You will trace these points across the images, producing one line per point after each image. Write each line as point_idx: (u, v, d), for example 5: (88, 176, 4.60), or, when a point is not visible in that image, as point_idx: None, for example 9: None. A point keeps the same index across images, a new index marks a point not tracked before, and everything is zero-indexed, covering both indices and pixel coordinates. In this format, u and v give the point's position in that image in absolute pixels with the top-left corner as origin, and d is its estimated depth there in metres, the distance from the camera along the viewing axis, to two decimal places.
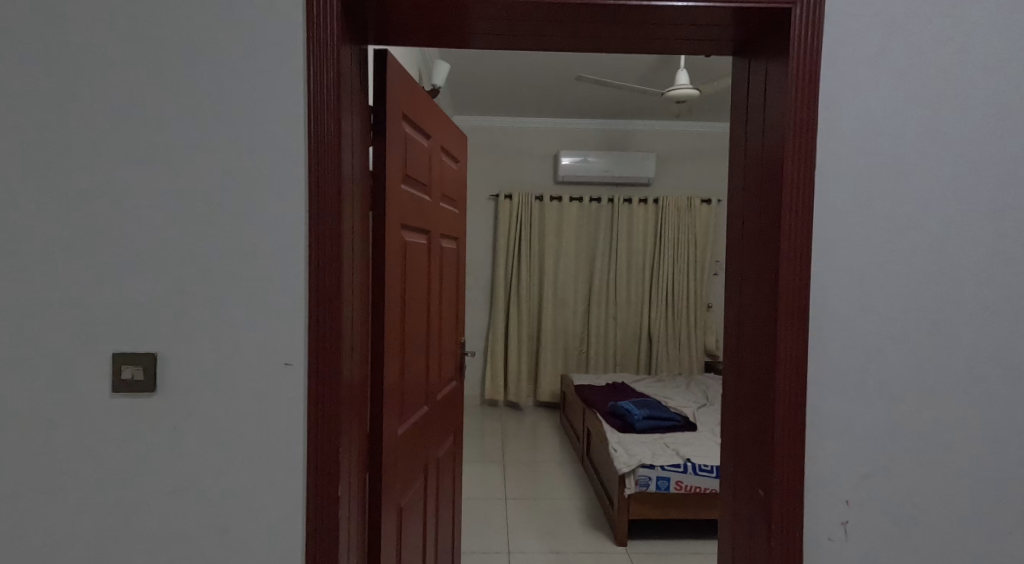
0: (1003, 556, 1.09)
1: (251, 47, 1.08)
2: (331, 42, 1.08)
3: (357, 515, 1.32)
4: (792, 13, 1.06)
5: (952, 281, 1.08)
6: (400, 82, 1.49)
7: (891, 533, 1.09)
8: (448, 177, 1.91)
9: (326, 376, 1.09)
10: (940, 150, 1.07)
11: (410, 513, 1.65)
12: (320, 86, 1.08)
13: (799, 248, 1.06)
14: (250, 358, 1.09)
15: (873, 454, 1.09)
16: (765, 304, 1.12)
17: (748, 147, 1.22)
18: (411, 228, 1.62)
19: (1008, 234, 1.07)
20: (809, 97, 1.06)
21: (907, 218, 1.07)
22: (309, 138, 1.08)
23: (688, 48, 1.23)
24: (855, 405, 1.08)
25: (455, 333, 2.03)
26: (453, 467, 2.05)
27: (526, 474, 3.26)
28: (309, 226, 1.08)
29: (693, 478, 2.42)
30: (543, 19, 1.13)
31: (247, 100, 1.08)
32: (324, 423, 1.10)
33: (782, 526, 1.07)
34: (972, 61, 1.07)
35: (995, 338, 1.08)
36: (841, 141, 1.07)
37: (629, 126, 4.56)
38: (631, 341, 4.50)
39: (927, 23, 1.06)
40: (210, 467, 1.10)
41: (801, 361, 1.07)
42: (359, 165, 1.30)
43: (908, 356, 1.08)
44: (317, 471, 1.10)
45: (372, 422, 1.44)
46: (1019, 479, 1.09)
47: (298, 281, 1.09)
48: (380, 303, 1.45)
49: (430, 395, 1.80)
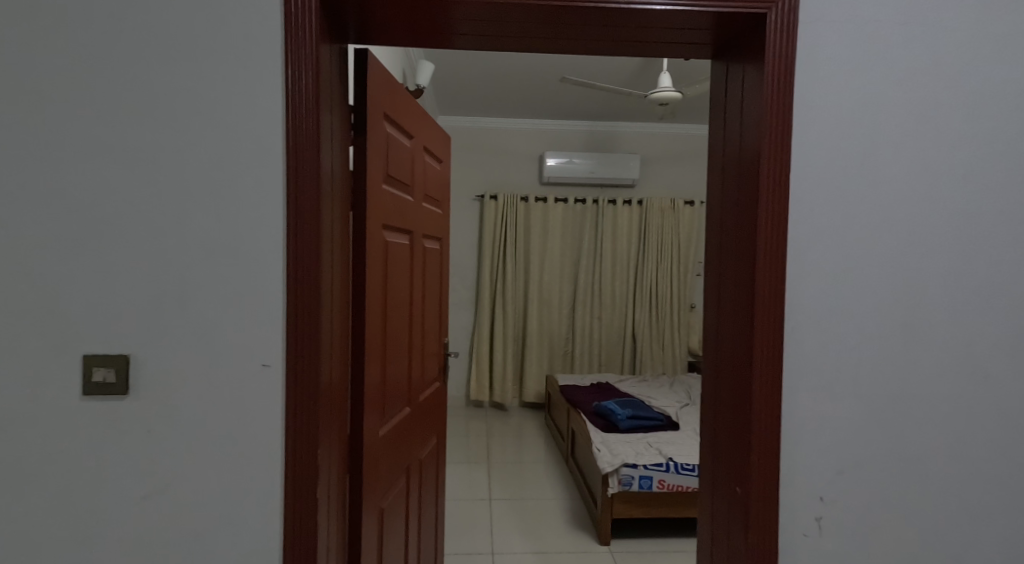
0: (972, 550, 1.12)
1: (229, 45, 1.07)
2: (310, 41, 1.07)
3: (337, 517, 1.31)
4: (767, 17, 1.07)
5: (924, 281, 1.10)
6: (382, 81, 1.49)
7: (865, 529, 1.11)
8: (431, 178, 1.91)
9: (304, 377, 1.08)
10: (911, 154, 1.09)
11: (392, 514, 1.64)
12: (297, 86, 1.07)
13: (776, 249, 1.08)
14: (226, 359, 1.08)
15: (847, 452, 1.11)
16: (742, 303, 1.13)
17: (727, 149, 1.24)
18: (392, 228, 1.61)
19: (977, 237, 1.10)
20: (785, 99, 1.07)
21: (880, 219, 1.10)
22: (288, 138, 1.07)
23: (668, 51, 1.24)
24: (829, 404, 1.10)
25: (438, 334, 2.03)
26: (437, 468, 2.04)
27: (511, 474, 3.27)
28: (288, 226, 1.08)
29: (675, 478, 2.44)
30: (523, 20, 1.14)
31: (224, 98, 1.07)
32: (303, 425, 1.09)
33: (758, 525, 1.09)
34: (943, 66, 1.09)
35: (965, 337, 1.11)
36: (816, 143, 1.09)
37: (613, 128, 4.58)
38: (616, 341, 4.52)
39: (899, 29, 1.09)
40: (185, 470, 1.08)
41: (777, 360, 1.08)
42: (339, 164, 1.30)
43: (881, 356, 1.10)
44: (295, 473, 1.09)
45: (353, 423, 1.43)
46: (987, 476, 1.11)
47: (275, 281, 1.08)
48: (361, 304, 1.44)
49: (413, 396, 1.80)
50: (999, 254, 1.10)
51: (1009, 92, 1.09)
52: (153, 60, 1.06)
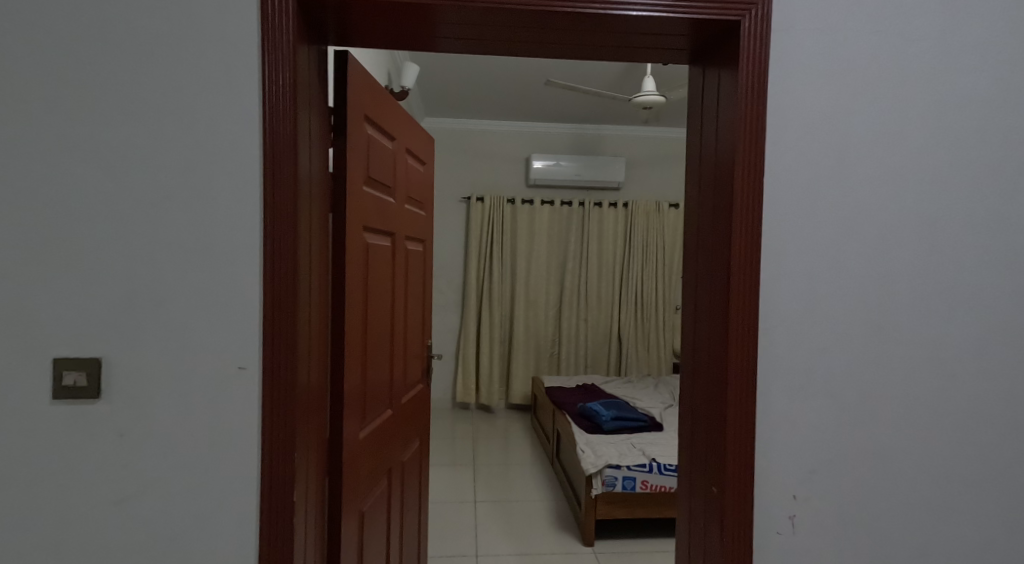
0: (941, 546, 1.14)
1: (203, 45, 1.06)
2: (287, 41, 1.06)
3: (315, 520, 1.30)
4: (741, 25, 1.09)
5: (894, 283, 1.13)
6: (362, 83, 1.49)
7: (837, 527, 1.13)
8: (413, 180, 1.91)
9: (281, 379, 1.08)
10: (881, 159, 1.12)
11: (373, 517, 1.64)
12: (275, 87, 1.07)
13: (750, 252, 1.10)
14: (201, 361, 1.07)
15: (819, 451, 1.12)
16: (718, 304, 1.15)
17: (703, 152, 1.25)
18: (373, 230, 1.61)
19: (945, 240, 1.13)
20: (758, 104, 1.09)
21: (852, 222, 1.12)
22: (264, 138, 1.07)
23: (646, 55, 1.25)
24: (803, 403, 1.12)
25: (420, 336, 2.03)
26: (419, 470, 2.04)
27: (497, 476, 3.27)
28: (264, 228, 1.07)
29: (658, 478, 2.46)
30: (501, 24, 1.14)
31: (199, 98, 1.06)
32: (280, 427, 1.08)
33: (733, 524, 1.10)
34: (912, 74, 1.12)
35: (934, 338, 1.13)
36: (788, 148, 1.11)
37: (598, 131, 4.61)
38: (601, 343, 4.54)
39: (871, 36, 1.11)
40: (158, 474, 1.07)
41: (751, 361, 1.10)
42: (318, 166, 1.29)
43: (853, 357, 1.13)
44: (271, 477, 1.08)
45: (333, 426, 1.43)
46: (955, 474, 1.14)
47: (251, 283, 1.07)
48: (341, 306, 1.44)
49: (395, 398, 1.79)
50: (966, 258, 1.13)
51: (977, 99, 1.12)
52: (126, 59, 1.05)
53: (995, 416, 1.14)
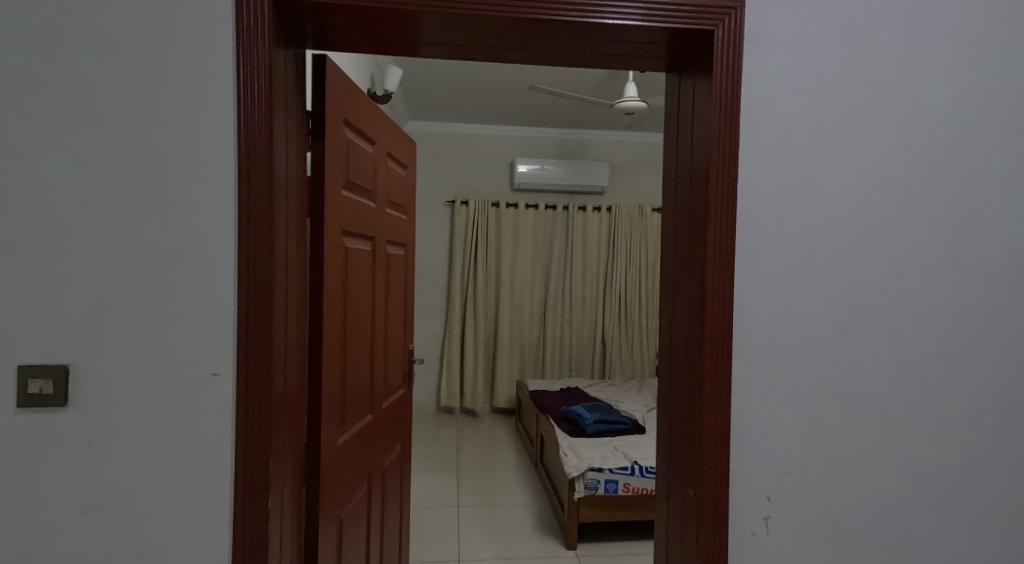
0: (911, 545, 1.16)
1: (176, 48, 1.05)
2: (262, 44, 1.06)
3: (292, 527, 1.29)
4: (715, 34, 1.11)
5: (865, 286, 1.15)
6: (341, 87, 1.48)
7: (810, 527, 1.15)
8: (395, 184, 1.90)
9: (255, 384, 1.07)
10: (851, 166, 1.14)
11: (352, 523, 1.62)
12: (249, 90, 1.06)
13: (724, 256, 1.11)
14: (174, 368, 1.06)
15: (791, 453, 1.14)
16: (694, 309, 1.16)
17: (680, 159, 1.27)
18: (353, 234, 1.60)
19: (912, 246, 1.15)
20: (731, 112, 1.11)
21: (823, 226, 1.14)
22: (239, 142, 1.06)
23: (625, 63, 1.27)
24: (775, 406, 1.14)
25: (402, 340, 2.02)
26: (401, 475, 2.03)
27: (481, 480, 3.26)
28: (239, 232, 1.06)
29: (640, 481, 2.48)
30: (480, 31, 1.15)
31: (171, 101, 1.05)
32: (254, 433, 1.07)
33: (708, 526, 1.11)
34: (881, 83, 1.14)
35: (902, 342, 1.16)
36: (760, 155, 1.12)
37: (582, 135, 4.63)
38: (585, 346, 4.56)
39: (840, 47, 1.13)
40: (126, 482, 1.05)
41: (726, 365, 1.11)
42: (295, 169, 1.29)
43: (824, 359, 1.14)
44: (246, 485, 1.07)
45: (311, 432, 1.42)
46: (924, 475, 1.16)
47: (225, 289, 1.06)
48: (319, 311, 1.43)
49: (375, 403, 1.79)
50: (934, 261, 1.15)
51: (943, 108, 1.15)
52: (96, 63, 1.04)
53: (962, 417, 1.17)
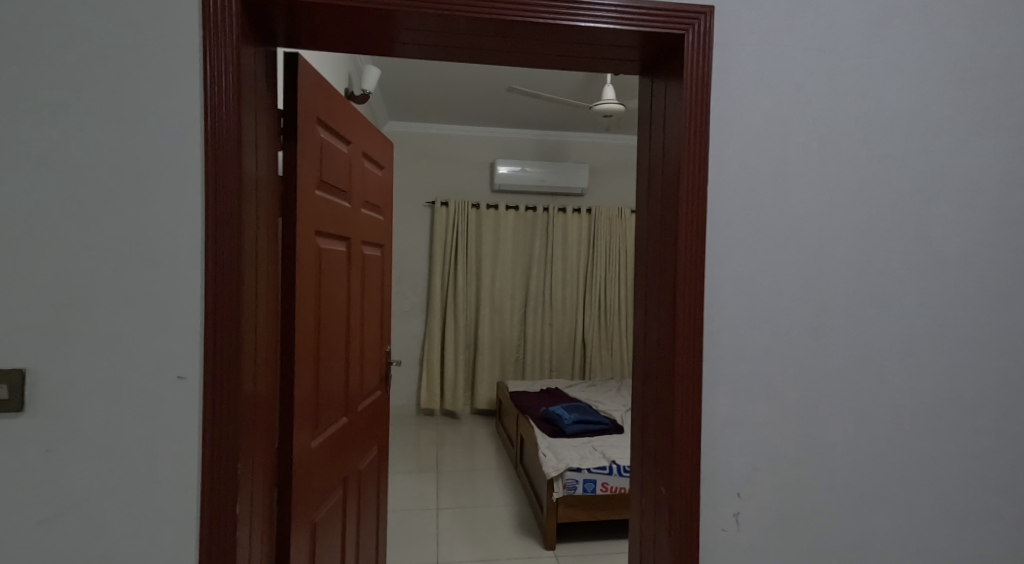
0: (876, 539, 1.19)
1: (140, 44, 1.03)
2: (229, 42, 1.04)
3: (262, 532, 1.27)
4: (685, 39, 1.12)
5: (832, 286, 1.17)
6: (314, 87, 1.47)
7: (779, 523, 1.16)
8: (371, 184, 1.89)
9: (222, 388, 1.05)
10: (818, 169, 1.16)
11: (326, 528, 1.61)
12: (216, 88, 1.04)
13: (694, 256, 1.12)
14: (138, 372, 1.03)
15: (760, 450, 1.16)
16: (666, 309, 1.17)
17: (652, 161, 1.28)
18: (327, 235, 1.58)
19: (876, 247, 1.18)
20: (701, 115, 1.12)
21: (791, 227, 1.16)
22: (206, 141, 1.04)
23: (598, 67, 1.27)
24: (744, 404, 1.15)
25: (378, 341, 2.01)
26: (377, 478, 2.01)
27: (461, 483, 3.24)
28: (206, 233, 1.04)
29: (618, 480, 2.49)
30: (453, 32, 1.15)
31: (134, 99, 1.03)
32: (222, 438, 1.05)
33: (680, 524, 1.12)
34: (847, 89, 1.17)
35: (867, 341, 1.18)
36: (729, 157, 1.14)
37: (562, 138, 4.65)
38: (566, 347, 4.58)
39: (806, 52, 1.15)
40: (87, 490, 1.03)
41: (697, 364, 1.12)
42: (265, 169, 1.27)
43: (792, 358, 1.16)
44: (212, 491, 1.05)
45: (283, 435, 1.40)
46: (888, 470, 1.19)
47: (191, 292, 1.04)
48: (291, 312, 1.41)
49: (351, 406, 1.77)
50: (898, 262, 1.18)
51: (905, 114, 1.18)
52: (56, 60, 1.01)
53: (924, 414, 1.19)
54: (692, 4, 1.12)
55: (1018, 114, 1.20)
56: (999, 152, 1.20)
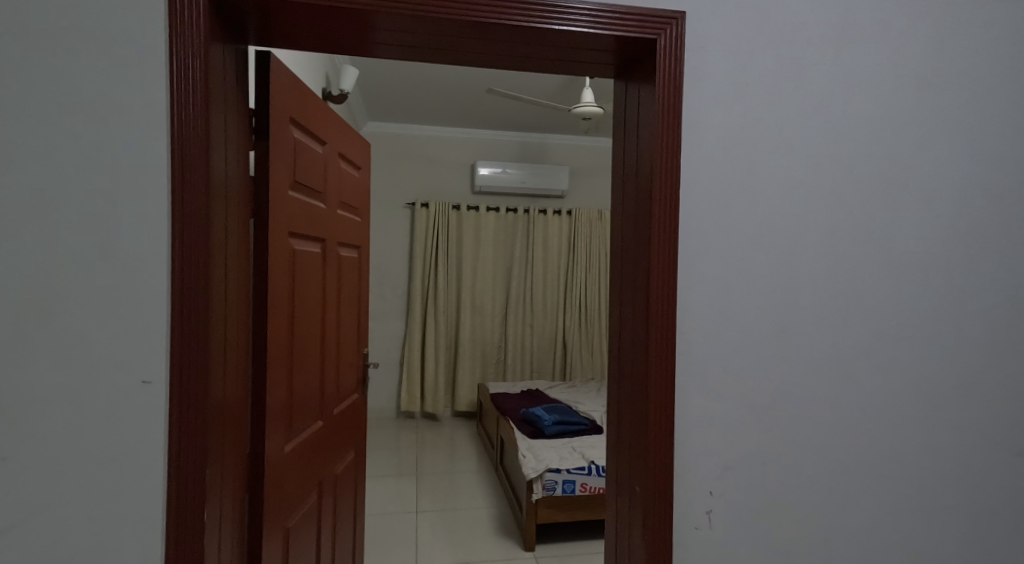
0: (844, 534, 1.21)
1: (105, 42, 1.01)
2: (198, 40, 1.02)
3: (232, 539, 1.24)
4: (657, 43, 1.13)
5: (802, 287, 1.19)
6: (287, 86, 1.45)
7: (750, 519, 1.18)
8: (347, 184, 1.87)
9: (189, 392, 1.03)
10: (786, 171, 1.18)
11: (300, 534, 1.58)
12: (183, 87, 1.02)
13: (668, 257, 1.13)
14: (101, 377, 1.01)
15: (732, 448, 1.17)
16: (640, 309, 1.17)
17: (627, 162, 1.28)
18: (301, 236, 1.56)
19: (843, 248, 1.20)
20: (674, 118, 1.13)
21: (761, 228, 1.17)
22: (173, 140, 1.02)
23: (572, 70, 1.27)
24: (716, 404, 1.16)
25: (356, 344, 1.99)
26: (354, 482, 1.99)
27: (441, 485, 3.23)
28: (173, 234, 1.02)
29: (597, 480, 2.50)
30: (428, 32, 1.14)
31: (98, 97, 1.00)
32: (189, 443, 1.03)
33: (653, 523, 1.13)
34: (815, 93, 1.19)
35: (835, 340, 1.20)
36: (701, 159, 1.15)
37: (542, 140, 4.66)
38: (546, 348, 4.60)
39: (776, 56, 1.17)
40: (48, 497, 1.00)
41: (670, 365, 1.13)
42: (236, 169, 1.25)
43: (762, 358, 1.18)
44: (179, 497, 1.02)
45: (255, 440, 1.38)
46: (856, 466, 1.21)
47: (157, 294, 1.02)
48: (263, 316, 1.39)
49: (326, 409, 1.75)
50: (866, 263, 1.21)
51: (871, 118, 1.20)
52: (16, 57, 0.98)
53: (890, 411, 1.22)
54: (665, 9, 1.13)
55: (980, 120, 1.24)
56: (962, 157, 1.23)
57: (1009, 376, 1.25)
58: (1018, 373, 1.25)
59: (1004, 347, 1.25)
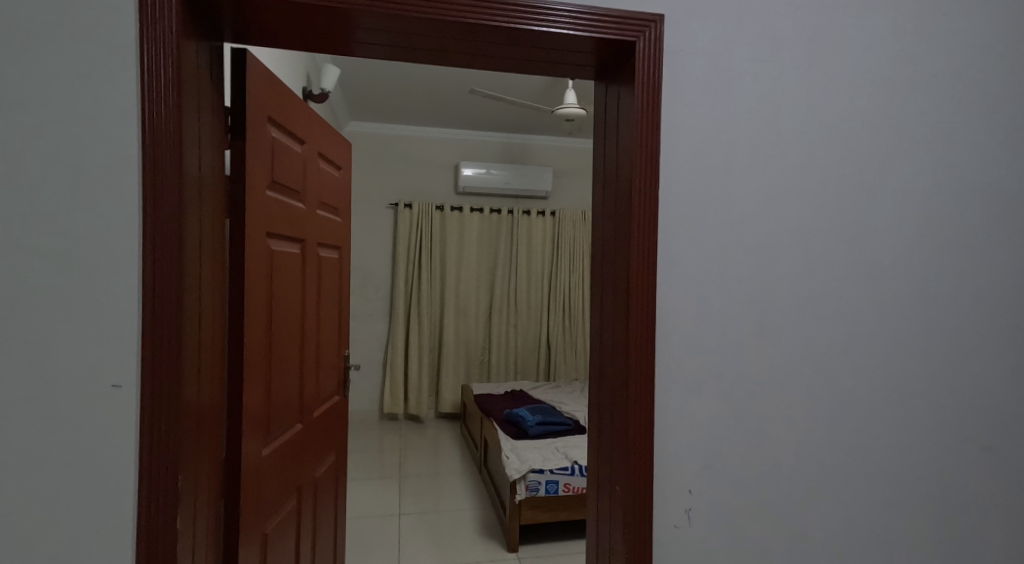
0: (820, 530, 1.22)
1: (75, 38, 0.98)
2: (169, 37, 1.00)
3: (207, 545, 1.22)
4: (636, 45, 1.14)
5: (779, 286, 1.20)
6: (264, 84, 1.42)
7: (728, 517, 1.18)
8: (327, 184, 1.84)
9: (161, 395, 1.00)
10: (763, 172, 1.19)
11: (279, 539, 1.56)
12: (154, 84, 1.00)
13: (647, 257, 1.13)
14: (70, 381, 0.98)
15: (711, 447, 1.17)
16: (620, 309, 1.17)
17: (607, 163, 1.28)
18: (279, 237, 1.54)
19: (819, 247, 1.21)
20: (653, 119, 1.13)
21: (739, 228, 1.18)
22: (144, 139, 0.99)
23: (552, 72, 1.27)
24: (695, 403, 1.17)
25: (336, 345, 1.96)
26: (335, 485, 1.97)
27: (425, 487, 3.21)
28: (144, 234, 1.00)
29: (580, 480, 2.50)
30: (406, 31, 1.13)
31: (66, 96, 0.98)
32: (161, 449, 1.00)
33: (633, 523, 1.13)
34: (792, 95, 1.20)
35: (811, 339, 1.21)
36: (679, 160, 1.16)
37: (526, 140, 4.66)
38: (530, 349, 4.60)
39: (753, 58, 1.18)
40: (13, 504, 0.97)
41: (650, 365, 1.13)
42: (211, 168, 1.22)
43: (740, 357, 1.19)
44: (150, 503, 1.00)
45: (231, 444, 1.35)
46: (832, 462, 1.22)
47: (127, 296, 1.00)
48: (240, 318, 1.36)
49: (306, 412, 1.72)
50: (841, 263, 1.22)
51: (846, 120, 1.22)
52: None
53: (865, 409, 1.24)
54: (643, 12, 1.14)
55: (952, 123, 1.26)
56: (934, 159, 1.25)
57: (980, 374, 1.28)
58: (988, 371, 1.28)
59: (974, 346, 1.27)
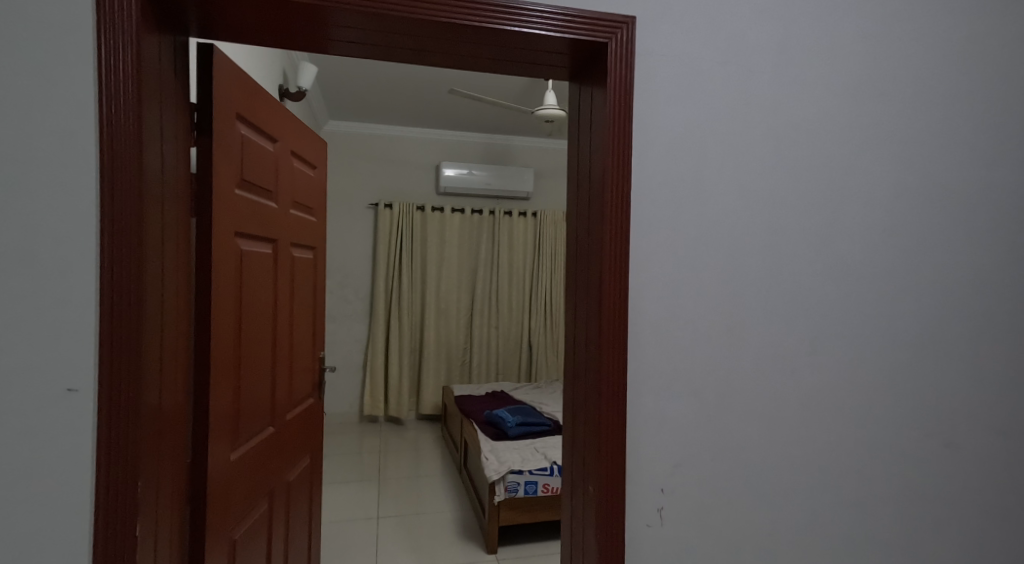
0: (791, 525, 1.23)
1: (31, 32, 0.95)
2: (131, 30, 0.97)
3: (170, 553, 1.19)
4: (608, 46, 1.13)
5: (751, 285, 1.21)
6: (232, 80, 1.39)
7: (699, 515, 1.19)
8: (300, 183, 1.81)
9: (120, 399, 0.97)
10: (734, 173, 1.19)
11: (247, 546, 1.52)
12: (112, 80, 0.96)
13: (620, 257, 1.13)
14: (25, 384, 0.95)
15: (683, 446, 1.18)
16: (593, 310, 1.16)
17: (580, 162, 1.28)
18: (248, 236, 1.50)
19: (789, 248, 1.22)
20: (625, 120, 1.13)
21: (711, 227, 1.19)
22: (102, 136, 0.96)
23: (526, 72, 1.26)
24: (667, 403, 1.17)
25: (310, 347, 1.93)
26: (309, 490, 1.93)
27: (405, 489, 3.18)
28: (101, 234, 0.96)
29: (559, 481, 2.50)
30: (376, 29, 1.11)
31: (21, 92, 0.95)
32: (118, 456, 0.97)
33: (605, 523, 1.12)
34: (763, 97, 1.21)
35: (782, 338, 1.22)
36: (652, 160, 1.16)
37: (506, 141, 4.65)
38: (511, 350, 4.59)
39: (724, 60, 1.19)
40: None
41: (623, 365, 1.13)
42: (174, 165, 1.19)
43: (712, 357, 1.19)
44: (107, 512, 0.96)
45: (197, 450, 1.32)
46: (802, 459, 1.23)
47: (83, 296, 0.96)
48: (206, 320, 1.33)
49: (278, 415, 1.69)
50: (811, 262, 1.23)
51: (815, 122, 1.23)
52: None
53: (835, 407, 1.25)
54: (616, 13, 1.13)
55: (919, 126, 1.28)
56: (902, 161, 1.27)
57: (946, 371, 1.30)
58: (954, 368, 1.30)
59: (940, 344, 1.30)
